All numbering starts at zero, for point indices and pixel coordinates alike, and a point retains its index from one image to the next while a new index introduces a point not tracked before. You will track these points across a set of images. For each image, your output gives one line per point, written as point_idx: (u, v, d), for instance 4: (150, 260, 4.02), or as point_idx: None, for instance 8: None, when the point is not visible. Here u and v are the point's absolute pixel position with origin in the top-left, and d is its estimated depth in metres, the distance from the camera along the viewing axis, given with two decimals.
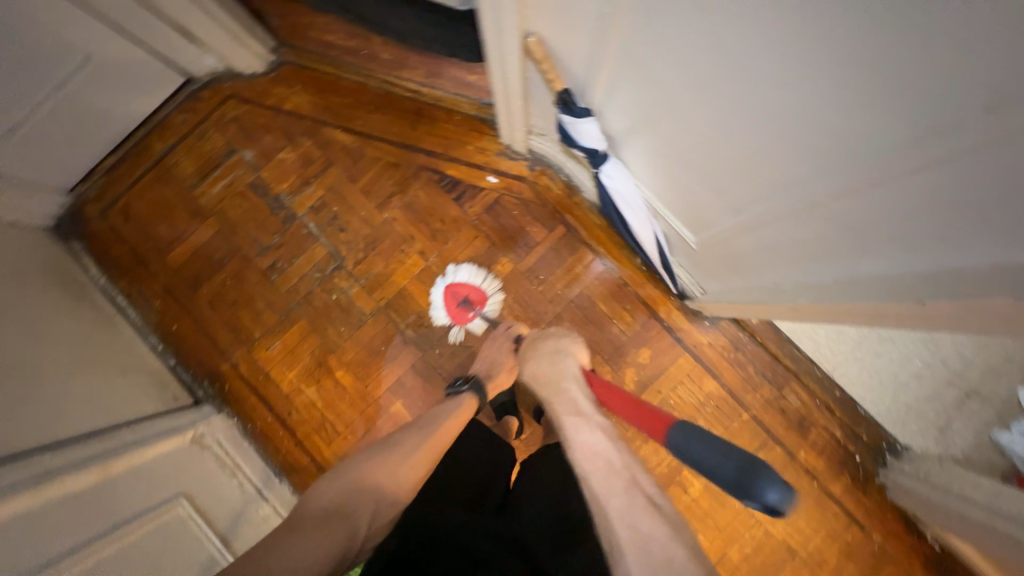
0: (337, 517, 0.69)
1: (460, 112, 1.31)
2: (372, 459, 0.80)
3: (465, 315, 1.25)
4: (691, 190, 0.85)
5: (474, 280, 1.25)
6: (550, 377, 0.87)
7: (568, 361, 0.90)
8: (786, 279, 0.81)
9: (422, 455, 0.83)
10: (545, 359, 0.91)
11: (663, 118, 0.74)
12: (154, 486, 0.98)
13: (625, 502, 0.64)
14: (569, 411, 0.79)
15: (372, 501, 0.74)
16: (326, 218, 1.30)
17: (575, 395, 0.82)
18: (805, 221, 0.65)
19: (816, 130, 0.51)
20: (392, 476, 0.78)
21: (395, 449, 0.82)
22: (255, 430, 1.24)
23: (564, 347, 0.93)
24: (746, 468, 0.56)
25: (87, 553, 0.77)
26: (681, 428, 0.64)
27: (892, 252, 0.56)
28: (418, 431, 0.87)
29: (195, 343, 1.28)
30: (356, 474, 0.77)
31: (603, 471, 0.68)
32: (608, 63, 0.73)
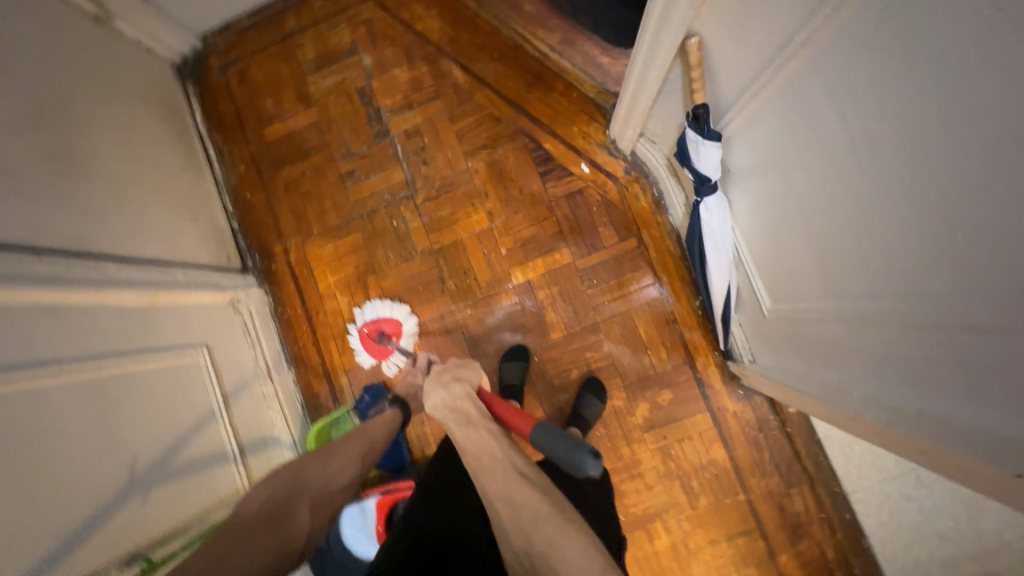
0: (269, 524, 0.75)
1: (579, 90, 1.26)
2: (303, 464, 0.85)
3: (385, 350, 1.26)
4: (790, 254, 0.78)
5: (387, 313, 1.27)
6: (445, 402, 0.79)
7: (457, 384, 0.81)
8: (854, 386, 0.73)
9: (354, 463, 0.88)
10: (436, 385, 0.82)
11: (797, 171, 0.67)
12: (188, 328, 1.04)
13: (505, 482, 0.65)
14: (460, 425, 0.74)
15: (304, 503, 0.80)
16: (414, 147, 1.31)
17: (468, 409, 0.77)
18: (908, 338, 0.58)
19: (983, 246, 0.44)
20: (324, 479, 0.84)
21: (330, 459, 0.87)
22: (282, 314, 1.32)
23: (461, 375, 0.83)
24: (573, 448, 0.67)
25: (112, 363, 0.83)
26: (539, 425, 0.72)
27: (1002, 411, 0.49)
28: (351, 435, 0.92)
29: (260, 217, 1.35)
30: (288, 481, 0.82)
31: (485, 463, 0.68)
32: (763, 95, 0.67)
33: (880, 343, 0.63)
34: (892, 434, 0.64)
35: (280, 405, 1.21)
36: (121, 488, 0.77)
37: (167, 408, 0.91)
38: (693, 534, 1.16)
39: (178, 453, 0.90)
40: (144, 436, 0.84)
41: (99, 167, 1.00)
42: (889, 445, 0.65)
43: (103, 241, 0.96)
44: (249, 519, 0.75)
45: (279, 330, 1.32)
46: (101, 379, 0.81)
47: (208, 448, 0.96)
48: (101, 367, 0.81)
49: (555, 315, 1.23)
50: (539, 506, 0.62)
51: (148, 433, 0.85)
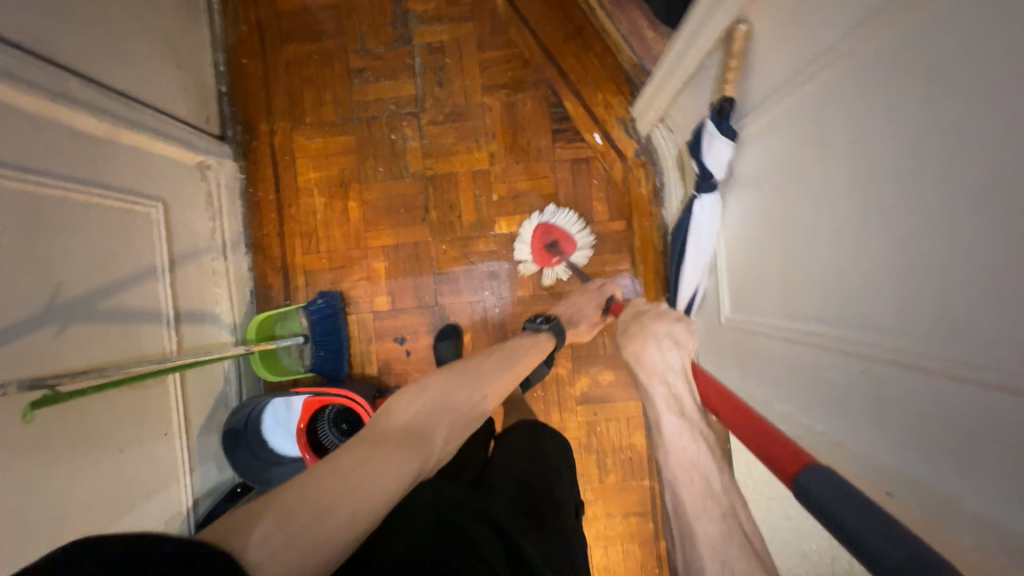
0: (419, 441, 0.67)
1: (614, 58, 1.22)
2: (448, 384, 0.78)
3: (549, 258, 1.19)
4: (761, 268, 0.81)
5: (569, 226, 1.18)
6: (655, 366, 0.78)
7: (672, 350, 0.80)
8: (774, 401, 0.78)
9: (492, 394, 0.83)
10: (651, 343, 0.82)
11: (795, 186, 0.68)
12: (146, 178, 0.97)
13: (719, 531, 0.56)
14: (670, 410, 0.70)
15: (445, 423, 0.74)
16: (434, 64, 1.24)
17: (680, 397, 0.72)
18: (838, 365, 0.62)
19: (935, 288, 0.46)
20: (467, 406, 0.78)
21: (471, 377, 0.82)
22: (252, 197, 1.25)
23: (678, 336, 0.82)
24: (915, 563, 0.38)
25: (56, 185, 0.77)
26: (814, 473, 0.47)
27: (895, 442, 0.53)
28: (493, 364, 0.87)
29: (252, 88, 1.25)
30: (432, 398, 0.76)
31: (697, 487, 0.61)
32: (789, 101, 0.66)
33: (814, 365, 0.67)
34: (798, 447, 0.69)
35: (228, 285, 1.17)
36: (37, 314, 0.72)
37: (106, 250, 0.86)
38: (593, 505, 1.24)
39: (107, 298, 0.85)
40: (73, 269, 0.79)
41: None
42: None
43: (75, 53, 0.86)
44: (398, 430, 0.68)
45: (245, 211, 1.25)
46: (37, 197, 0.74)
47: (141, 303, 0.92)
48: (40, 185, 0.74)
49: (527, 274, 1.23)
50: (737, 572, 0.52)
51: (78, 269, 0.80)
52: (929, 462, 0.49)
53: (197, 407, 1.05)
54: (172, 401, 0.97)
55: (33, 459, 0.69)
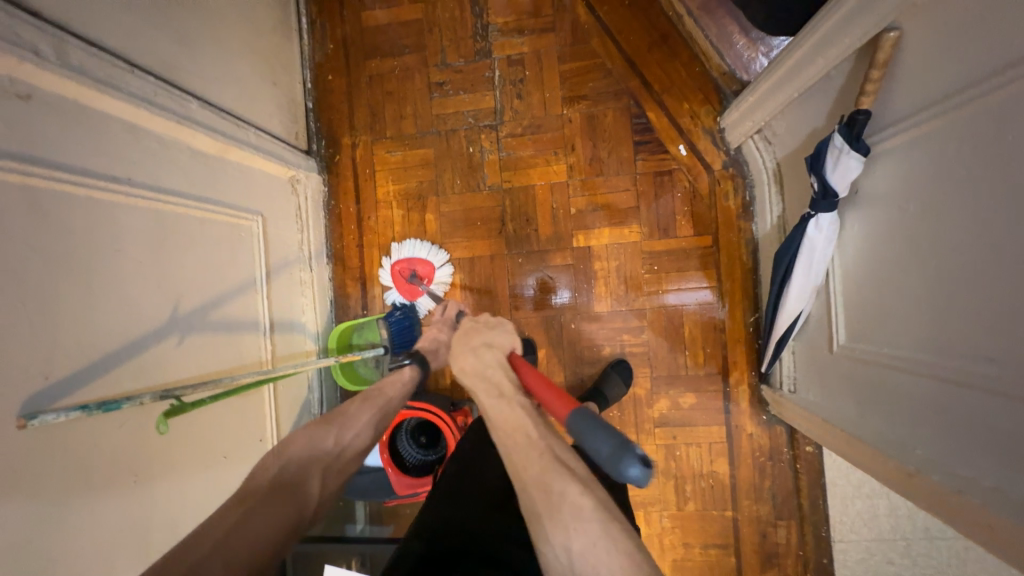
0: (286, 495, 0.62)
1: (703, 66, 1.16)
2: (314, 432, 0.70)
3: (415, 290, 1.22)
4: (893, 294, 0.73)
5: (419, 254, 1.22)
6: (477, 368, 0.68)
7: (489, 350, 0.70)
8: (908, 440, 0.71)
9: (374, 425, 0.75)
10: (465, 347, 0.72)
11: (949, 208, 0.61)
12: (249, 194, 1.02)
13: (539, 474, 0.55)
14: (490, 395, 0.65)
15: (321, 469, 0.67)
16: (513, 76, 1.23)
17: (502, 382, 0.66)
18: (1000, 409, 0.55)
19: None
20: (340, 448, 0.70)
21: (338, 420, 0.72)
22: (334, 209, 1.29)
23: (491, 337, 0.72)
24: (620, 450, 0.50)
25: (180, 205, 0.81)
26: (580, 412, 0.55)
27: None
28: (364, 402, 0.76)
29: (336, 103, 1.29)
30: (299, 449, 0.68)
31: (522, 445, 0.58)
32: (945, 117, 0.59)
33: (971, 409, 0.60)
34: (955, 501, 0.61)
35: (313, 294, 1.21)
36: (161, 326, 0.76)
37: (216, 264, 0.89)
38: (670, 533, 1.18)
39: (217, 309, 0.89)
40: (193, 283, 0.84)
41: None
42: (948, 512, 0.62)
43: (193, 75, 0.90)
44: (262, 490, 0.62)
45: (327, 223, 1.29)
46: (161, 214, 0.78)
47: (243, 314, 0.96)
48: (164, 203, 0.78)
49: (604, 290, 1.20)
50: (581, 500, 0.53)
51: (195, 282, 0.84)
52: None
53: (287, 414, 1.08)
54: (267, 409, 1.00)
55: (155, 466, 0.72)
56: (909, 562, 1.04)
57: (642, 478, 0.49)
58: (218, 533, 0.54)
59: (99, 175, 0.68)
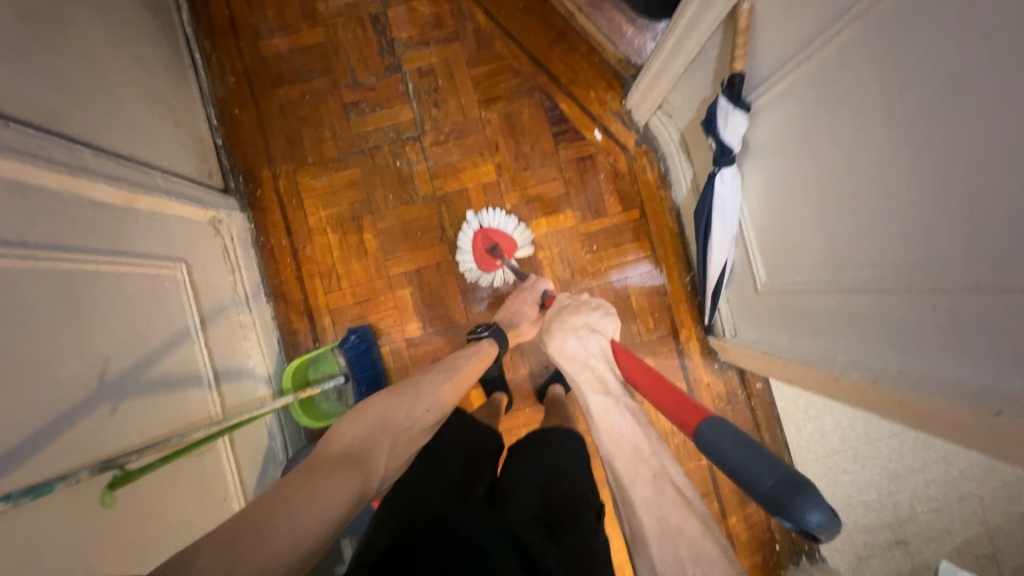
0: (360, 461, 0.65)
1: (601, 56, 1.25)
2: (392, 399, 0.76)
3: (493, 262, 1.18)
4: (793, 229, 0.84)
5: (505, 226, 1.20)
6: (575, 354, 0.74)
7: (592, 339, 0.76)
8: (830, 350, 0.81)
9: (439, 402, 0.81)
10: (568, 331, 0.77)
11: (819, 147, 0.72)
12: (167, 240, 0.95)
13: (651, 493, 0.58)
14: (597, 391, 0.69)
15: (390, 439, 0.72)
16: (427, 87, 1.25)
17: (603, 378, 0.72)
18: (893, 302, 0.64)
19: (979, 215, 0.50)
20: (410, 422, 0.75)
21: (414, 391, 0.79)
22: (265, 245, 1.23)
23: (592, 325, 0.79)
24: (787, 480, 0.46)
25: (86, 260, 0.75)
26: (716, 424, 0.56)
27: (978, 363, 0.56)
28: (439, 376, 0.84)
29: (248, 137, 1.25)
30: (377, 414, 0.73)
31: (628, 454, 0.62)
32: (800, 70, 0.69)
33: (870, 309, 0.69)
34: (874, 392, 0.70)
35: (256, 335, 1.15)
36: (88, 394, 0.69)
37: (142, 319, 0.83)
38: None
39: (151, 367, 0.82)
40: (118, 343, 0.77)
41: (76, 39, 0.87)
42: (869, 403, 0.72)
43: (81, 122, 0.83)
44: (339, 454, 0.65)
45: (260, 260, 1.23)
46: (68, 274, 0.72)
47: (182, 368, 0.89)
48: (70, 261, 0.72)
49: (552, 275, 1.25)
50: (702, 545, 0.54)
51: (120, 341, 0.78)
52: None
53: (249, 466, 1.01)
54: (225, 463, 0.93)
55: (107, 546, 0.65)
56: (859, 466, 1.12)
57: (824, 526, 0.43)
58: (289, 499, 0.55)
59: None
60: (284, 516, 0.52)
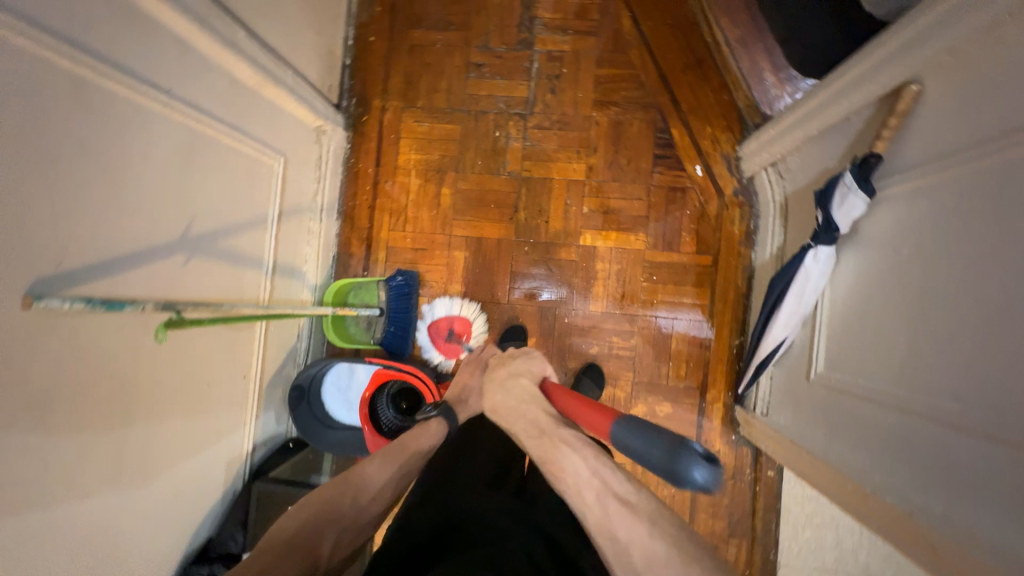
0: (296, 558, 0.60)
1: (731, 94, 1.21)
2: (333, 489, 0.70)
3: (453, 348, 1.20)
4: (873, 331, 0.78)
5: (454, 311, 1.22)
6: (506, 406, 0.69)
7: (515, 381, 0.72)
8: (867, 466, 0.76)
9: (391, 485, 0.74)
10: (496, 386, 0.73)
11: (938, 255, 0.66)
12: (274, 134, 1.02)
13: (599, 509, 0.57)
14: (530, 435, 0.65)
15: (335, 533, 0.66)
16: (551, 71, 1.26)
17: (539, 416, 0.66)
18: (962, 443, 0.59)
19: None
20: (356, 511, 0.69)
21: (362, 477, 0.72)
22: (352, 167, 1.30)
23: (517, 367, 0.74)
24: (674, 449, 0.53)
25: (211, 125, 0.81)
26: (624, 423, 0.58)
27: None
28: (387, 457, 0.76)
29: (373, 65, 1.30)
30: (316, 507, 0.67)
31: (575, 485, 0.59)
32: (950, 170, 0.64)
33: (932, 441, 0.64)
34: (905, 524, 0.66)
35: (317, 246, 1.21)
36: (172, 241, 0.76)
37: (233, 194, 0.90)
38: None
39: (226, 238, 0.89)
40: (209, 207, 0.84)
41: None
42: (897, 533, 0.67)
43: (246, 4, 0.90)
44: (270, 553, 0.61)
45: (343, 179, 1.30)
46: (191, 131, 0.78)
47: (249, 249, 0.96)
48: (197, 121, 0.78)
49: (602, 290, 1.23)
50: (650, 548, 0.54)
51: (211, 206, 0.84)
52: None
53: (273, 358, 1.08)
54: (256, 348, 1.00)
55: (143, 377, 0.72)
56: None
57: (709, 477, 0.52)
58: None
59: (142, 79, 0.68)
60: None
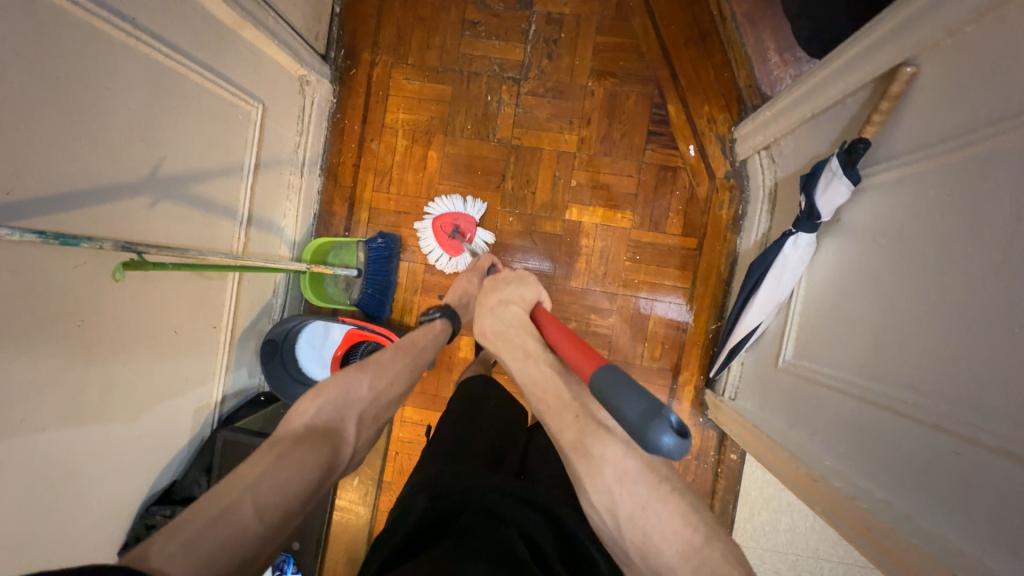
0: (325, 435, 0.60)
1: (732, 73, 1.17)
2: (351, 375, 0.68)
3: (458, 245, 1.20)
4: (843, 320, 0.78)
5: (459, 209, 1.20)
6: (496, 331, 0.73)
7: (507, 309, 0.74)
8: (824, 452, 0.77)
9: (405, 376, 0.76)
10: (486, 312, 0.76)
11: (913, 247, 0.66)
12: (252, 79, 0.98)
13: (574, 432, 0.58)
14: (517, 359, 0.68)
15: (356, 415, 0.66)
16: (548, 35, 1.21)
17: (523, 344, 0.69)
18: (915, 435, 0.60)
19: None
20: (374, 395, 0.69)
21: (377, 368, 0.72)
22: (338, 123, 1.26)
23: (508, 295, 0.77)
24: (648, 414, 0.42)
25: (179, 61, 0.77)
26: (605, 372, 0.48)
27: (982, 534, 0.51)
28: (397, 351, 0.78)
29: (364, 15, 1.25)
30: (334, 391, 0.66)
31: (553, 405, 0.62)
32: (933, 161, 0.63)
33: (885, 430, 0.65)
34: (845, 505, 0.67)
35: (297, 201, 1.19)
36: (137, 181, 0.74)
37: (205, 139, 0.87)
38: None
39: (197, 184, 0.86)
40: (177, 150, 0.81)
41: None
42: (836, 514, 0.69)
43: None
44: (296, 432, 0.59)
45: (328, 134, 1.26)
46: (159, 68, 0.75)
47: (222, 197, 0.94)
48: (165, 56, 0.75)
49: (585, 266, 1.22)
50: (624, 463, 0.54)
51: (180, 149, 0.81)
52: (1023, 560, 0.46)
53: (246, 311, 1.07)
54: (227, 300, 0.99)
55: (101, 318, 0.71)
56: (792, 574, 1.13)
57: (673, 452, 0.40)
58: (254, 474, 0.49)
59: (103, 5, 0.64)
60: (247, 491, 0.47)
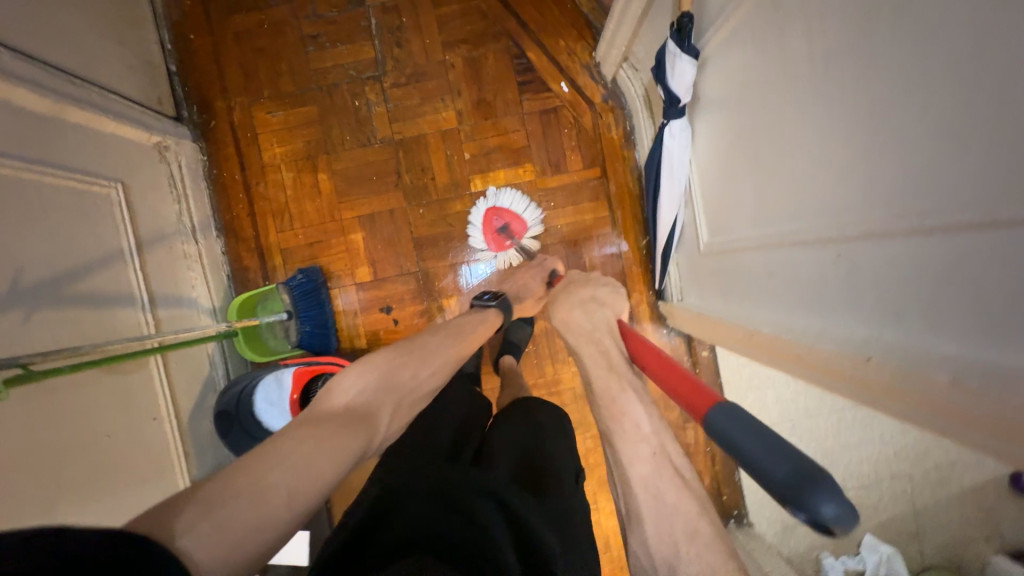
0: (362, 420, 0.63)
1: (573, 3, 1.20)
2: (392, 363, 0.73)
3: (502, 241, 1.21)
4: (732, 185, 0.81)
5: (514, 208, 1.20)
6: (582, 328, 0.80)
7: (599, 311, 0.83)
8: (756, 313, 0.80)
9: (443, 367, 0.80)
10: (576, 306, 0.84)
11: (753, 96, 0.69)
12: (99, 160, 0.94)
13: (650, 472, 0.59)
14: (598, 367, 0.73)
15: (392, 404, 0.70)
16: (390, 24, 1.20)
17: (607, 349, 0.76)
18: (807, 258, 0.63)
19: (889, 153, 0.47)
20: (413, 385, 0.74)
21: (418, 356, 0.77)
22: (217, 179, 1.22)
23: (601, 298, 0.85)
24: (803, 471, 0.41)
25: (0, 163, 0.73)
26: (726, 411, 0.49)
27: (873, 316, 0.54)
28: (443, 339, 0.83)
29: (202, 65, 1.21)
30: (377, 376, 0.71)
31: (629, 436, 0.63)
32: (738, 11, 0.66)
33: (787, 266, 0.68)
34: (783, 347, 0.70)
35: (201, 269, 1.15)
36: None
37: (65, 235, 0.82)
38: (594, 452, 1.24)
39: (73, 283, 0.82)
40: (34, 253, 0.76)
41: None
42: (774, 357, 0.70)
43: (5, 26, 0.81)
44: (339, 412, 0.63)
45: (211, 193, 1.22)
46: None
47: (109, 287, 0.89)
48: None
49: None
50: None
51: (37, 251, 0.77)
52: (907, 323, 0.49)
53: (185, 392, 1.04)
54: (157, 386, 0.96)
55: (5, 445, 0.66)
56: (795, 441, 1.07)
57: (843, 516, 0.38)
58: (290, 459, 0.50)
59: None
60: (284, 473, 0.48)
